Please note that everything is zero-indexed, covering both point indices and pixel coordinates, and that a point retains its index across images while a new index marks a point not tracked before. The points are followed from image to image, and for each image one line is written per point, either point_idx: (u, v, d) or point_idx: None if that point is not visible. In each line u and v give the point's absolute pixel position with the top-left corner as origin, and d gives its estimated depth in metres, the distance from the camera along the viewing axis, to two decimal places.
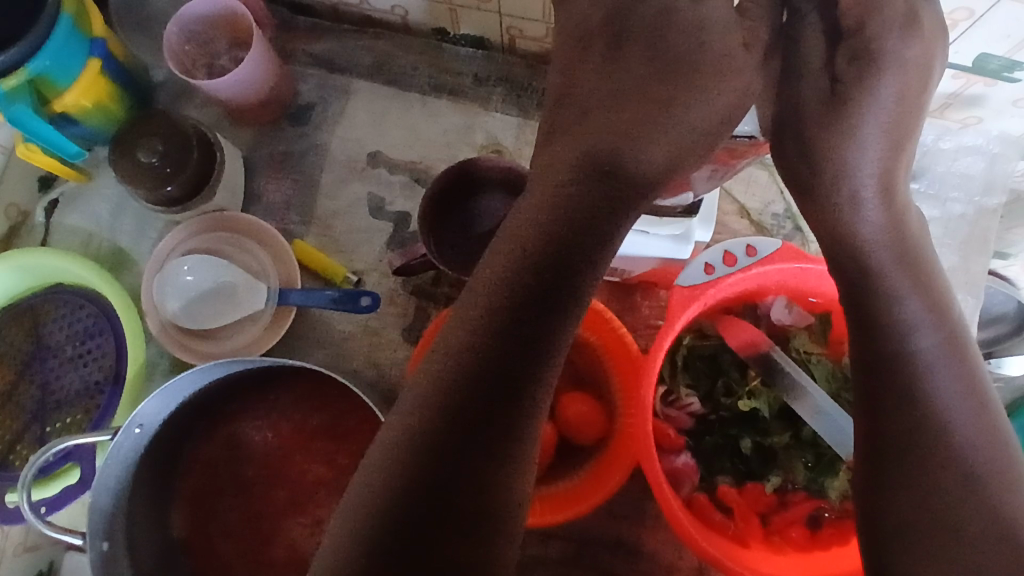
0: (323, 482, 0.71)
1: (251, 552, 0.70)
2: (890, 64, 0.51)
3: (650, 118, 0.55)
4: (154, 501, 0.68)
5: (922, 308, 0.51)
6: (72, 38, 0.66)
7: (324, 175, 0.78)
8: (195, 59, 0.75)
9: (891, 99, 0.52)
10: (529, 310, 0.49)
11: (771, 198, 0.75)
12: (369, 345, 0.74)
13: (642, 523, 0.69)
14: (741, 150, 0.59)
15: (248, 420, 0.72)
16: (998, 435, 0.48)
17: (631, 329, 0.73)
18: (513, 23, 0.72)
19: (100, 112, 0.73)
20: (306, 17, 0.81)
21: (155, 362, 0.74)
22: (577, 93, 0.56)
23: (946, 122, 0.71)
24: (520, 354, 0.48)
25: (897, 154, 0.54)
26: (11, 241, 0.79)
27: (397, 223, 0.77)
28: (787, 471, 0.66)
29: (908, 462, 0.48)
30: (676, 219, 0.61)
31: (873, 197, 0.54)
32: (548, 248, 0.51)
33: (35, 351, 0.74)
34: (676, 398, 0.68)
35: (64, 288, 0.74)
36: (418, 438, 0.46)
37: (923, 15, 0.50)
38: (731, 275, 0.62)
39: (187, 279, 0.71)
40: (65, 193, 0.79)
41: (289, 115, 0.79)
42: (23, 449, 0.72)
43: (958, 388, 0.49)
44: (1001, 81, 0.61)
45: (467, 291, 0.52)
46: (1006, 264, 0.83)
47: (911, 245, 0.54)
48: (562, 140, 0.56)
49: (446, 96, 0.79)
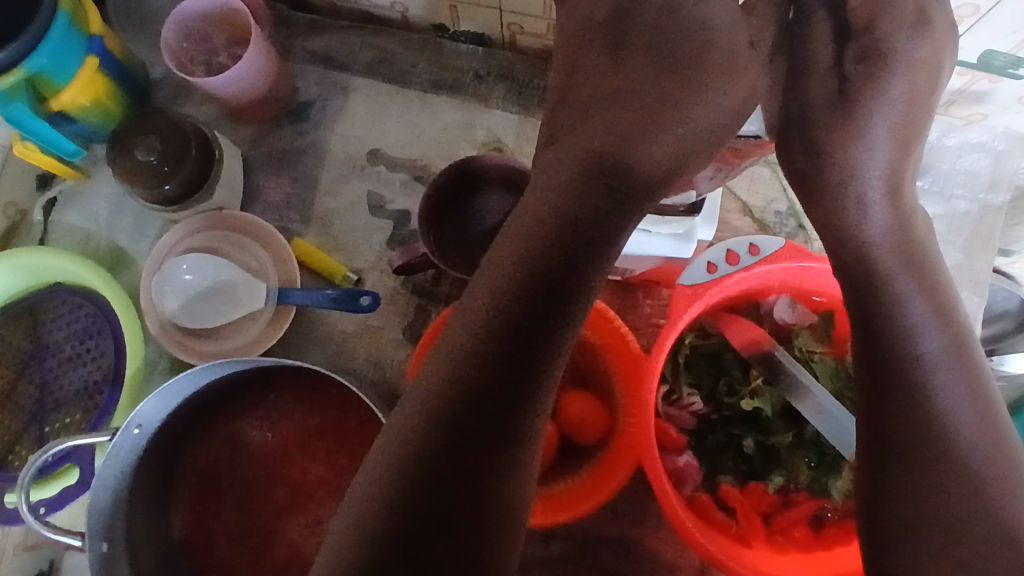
0: (324, 482, 0.70)
1: (252, 552, 0.70)
2: (900, 63, 0.50)
3: (653, 117, 0.54)
4: (154, 501, 0.68)
5: (928, 312, 0.51)
6: (69, 36, 0.66)
7: (324, 173, 0.77)
8: (193, 55, 0.75)
9: (900, 99, 0.51)
10: (532, 312, 0.49)
11: (774, 195, 0.74)
12: (369, 345, 0.73)
13: (644, 523, 0.69)
14: (746, 150, 0.58)
15: (247, 419, 0.72)
16: (1004, 437, 0.48)
17: (633, 328, 0.73)
18: (514, 19, 0.72)
19: (97, 110, 0.73)
20: (305, 13, 0.80)
21: (154, 361, 0.74)
22: (578, 93, 0.56)
23: (951, 118, 0.70)
24: (522, 358, 0.48)
25: (904, 155, 0.53)
26: (10, 240, 0.78)
27: (397, 221, 0.76)
28: (790, 471, 0.66)
29: (913, 464, 0.48)
30: (679, 218, 0.61)
31: (880, 199, 0.53)
32: (550, 250, 0.50)
33: (34, 350, 0.74)
34: (678, 397, 0.68)
35: (62, 287, 0.74)
36: (419, 442, 0.46)
37: (934, 15, 0.50)
38: (733, 274, 0.61)
39: (186, 278, 0.70)
40: (64, 191, 0.78)
41: (288, 113, 0.79)
42: (22, 448, 0.71)
43: (963, 389, 0.49)
44: (1008, 78, 0.60)
45: (468, 293, 0.51)
46: (1009, 261, 0.82)
47: (917, 246, 0.53)
48: (564, 140, 0.55)
49: (446, 92, 0.78)
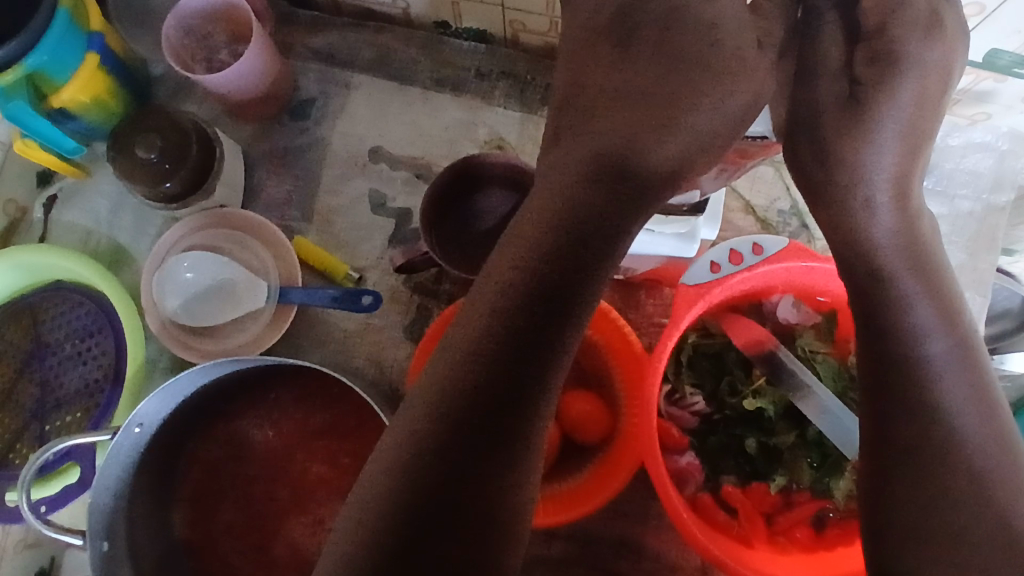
0: (325, 481, 0.70)
1: (253, 552, 0.70)
2: (911, 67, 0.50)
3: (660, 117, 0.54)
4: (154, 501, 0.67)
5: (933, 314, 0.51)
6: (70, 33, 0.65)
7: (325, 171, 0.77)
8: (194, 53, 0.74)
9: (910, 102, 0.51)
10: (538, 313, 0.48)
11: (777, 195, 0.74)
12: (370, 344, 0.73)
13: (646, 523, 0.68)
14: (752, 150, 0.58)
15: (247, 418, 0.71)
16: (1006, 438, 0.48)
17: (635, 327, 0.73)
18: (517, 16, 0.71)
19: (98, 107, 0.72)
20: (307, 11, 0.80)
21: (155, 360, 0.74)
22: (584, 94, 0.55)
23: (956, 117, 0.70)
24: (526, 361, 0.47)
25: (913, 158, 0.53)
26: (9, 238, 0.78)
27: (399, 219, 0.76)
28: (792, 472, 0.66)
29: (917, 465, 0.48)
30: (683, 218, 0.62)
31: (887, 202, 0.53)
32: (556, 250, 0.50)
33: (34, 348, 0.73)
34: (681, 397, 0.68)
35: (62, 285, 0.73)
36: (423, 444, 0.45)
37: (945, 18, 0.50)
38: (737, 275, 0.61)
39: (187, 277, 0.70)
40: (64, 188, 0.78)
41: (289, 110, 0.79)
42: (23, 447, 0.71)
43: (967, 395, 0.49)
44: (1012, 77, 0.60)
45: (472, 292, 0.51)
46: (1012, 260, 0.82)
47: (923, 249, 0.53)
48: (569, 139, 0.54)
49: (448, 91, 0.78)
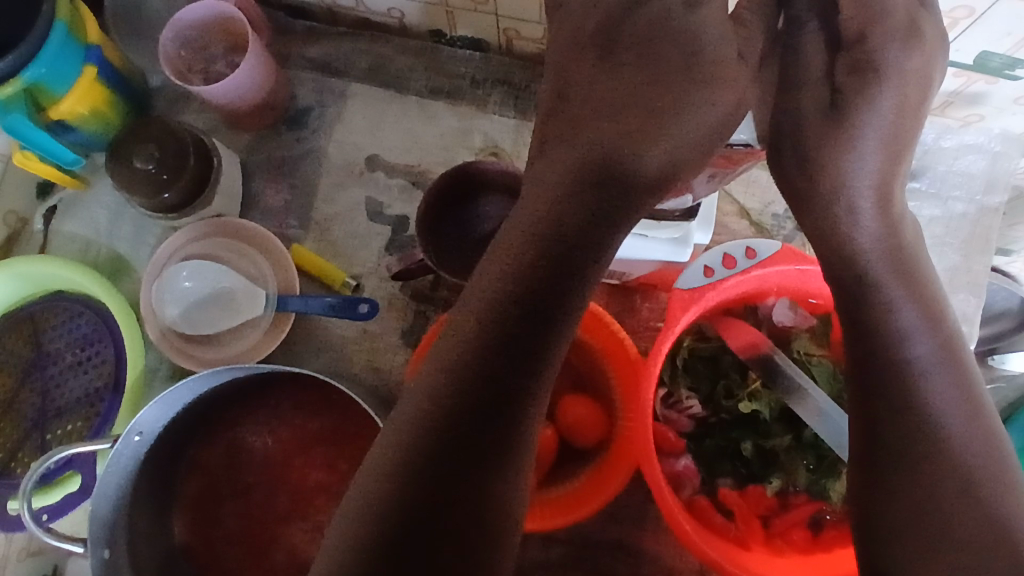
0: (323, 487, 0.71)
1: (252, 558, 0.70)
2: (890, 75, 0.51)
3: (645, 121, 0.54)
4: (154, 508, 0.68)
5: (918, 316, 0.51)
6: (67, 46, 0.66)
7: (323, 180, 0.78)
8: (190, 64, 0.75)
9: (891, 110, 0.52)
10: (524, 320, 0.49)
11: (772, 198, 0.75)
12: (368, 350, 0.74)
13: (644, 527, 0.69)
14: (739, 157, 0.57)
15: (247, 426, 0.72)
16: (994, 441, 0.48)
17: (631, 331, 0.73)
18: (511, 25, 0.72)
19: (96, 118, 0.73)
20: (303, 21, 0.81)
21: (154, 369, 0.75)
22: (571, 102, 0.56)
23: (947, 120, 0.70)
24: (512, 366, 0.48)
25: (895, 164, 0.54)
26: (10, 249, 0.79)
27: (396, 226, 0.76)
28: (789, 474, 0.66)
29: (905, 465, 0.48)
30: (675, 222, 0.60)
31: (870, 208, 0.53)
32: (541, 258, 0.50)
33: (35, 358, 0.74)
34: (676, 400, 0.68)
35: (62, 295, 0.74)
36: (416, 445, 0.46)
37: (924, 27, 0.51)
38: (731, 278, 0.61)
39: (185, 286, 0.71)
40: (64, 199, 0.79)
41: (287, 120, 0.79)
42: (24, 456, 0.72)
43: (955, 398, 0.49)
44: (1003, 79, 0.60)
45: (461, 301, 0.51)
46: (1009, 260, 0.82)
47: (907, 252, 0.53)
48: (557, 146, 0.55)
49: (445, 98, 0.78)
